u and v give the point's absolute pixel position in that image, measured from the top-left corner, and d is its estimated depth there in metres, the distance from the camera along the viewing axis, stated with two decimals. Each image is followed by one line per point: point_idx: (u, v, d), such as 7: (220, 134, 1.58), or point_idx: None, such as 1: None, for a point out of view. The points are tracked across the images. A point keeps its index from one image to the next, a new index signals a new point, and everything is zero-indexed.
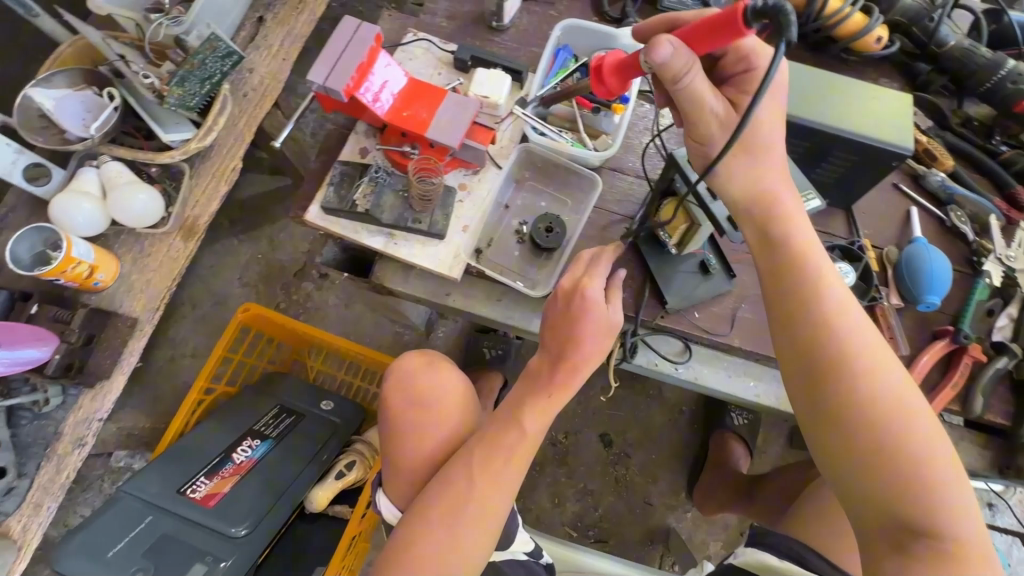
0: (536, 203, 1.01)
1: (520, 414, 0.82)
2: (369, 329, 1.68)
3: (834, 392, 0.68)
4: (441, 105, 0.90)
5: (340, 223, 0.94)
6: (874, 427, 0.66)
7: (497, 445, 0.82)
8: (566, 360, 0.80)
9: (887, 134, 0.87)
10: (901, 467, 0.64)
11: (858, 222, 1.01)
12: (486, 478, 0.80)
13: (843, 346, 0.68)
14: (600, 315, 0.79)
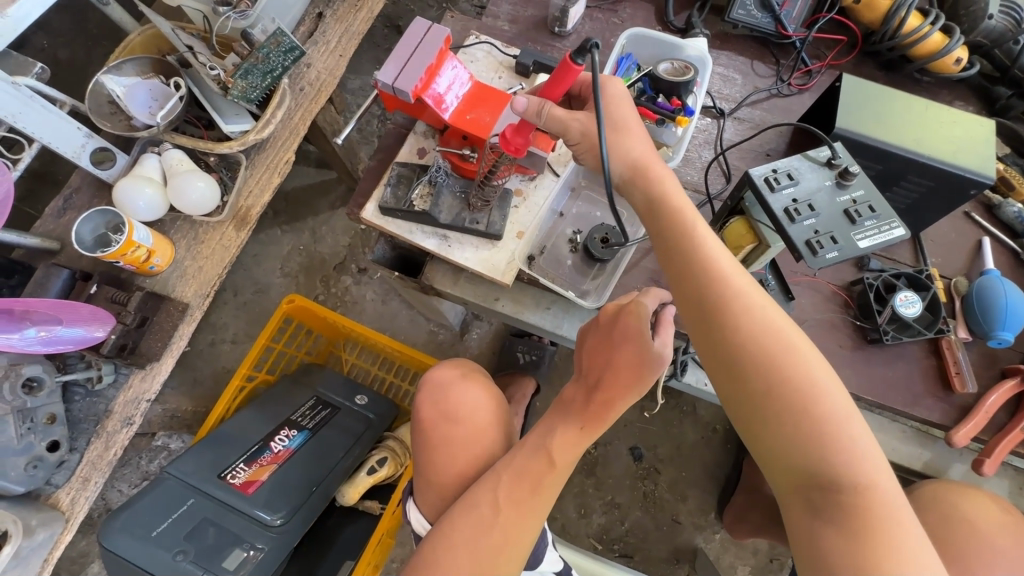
0: (591, 213, 0.99)
1: (549, 448, 0.83)
2: (404, 326, 1.69)
3: (724, 349, 0.71)
4: (505, 109, 0.89)
5: (395, 224, 0.94)
6: (761, 376, 0.68)
7: (528, 475, 0.82)
8: (603, 393, 0.81)
9: (966, 161, 0.84)
10: (798, 415, 0.66)
11: (925, 250, 0.97)
12: (515, 506, 0.81)
13: (721, 300, 0.71)
14: (641, 346, 0.77)
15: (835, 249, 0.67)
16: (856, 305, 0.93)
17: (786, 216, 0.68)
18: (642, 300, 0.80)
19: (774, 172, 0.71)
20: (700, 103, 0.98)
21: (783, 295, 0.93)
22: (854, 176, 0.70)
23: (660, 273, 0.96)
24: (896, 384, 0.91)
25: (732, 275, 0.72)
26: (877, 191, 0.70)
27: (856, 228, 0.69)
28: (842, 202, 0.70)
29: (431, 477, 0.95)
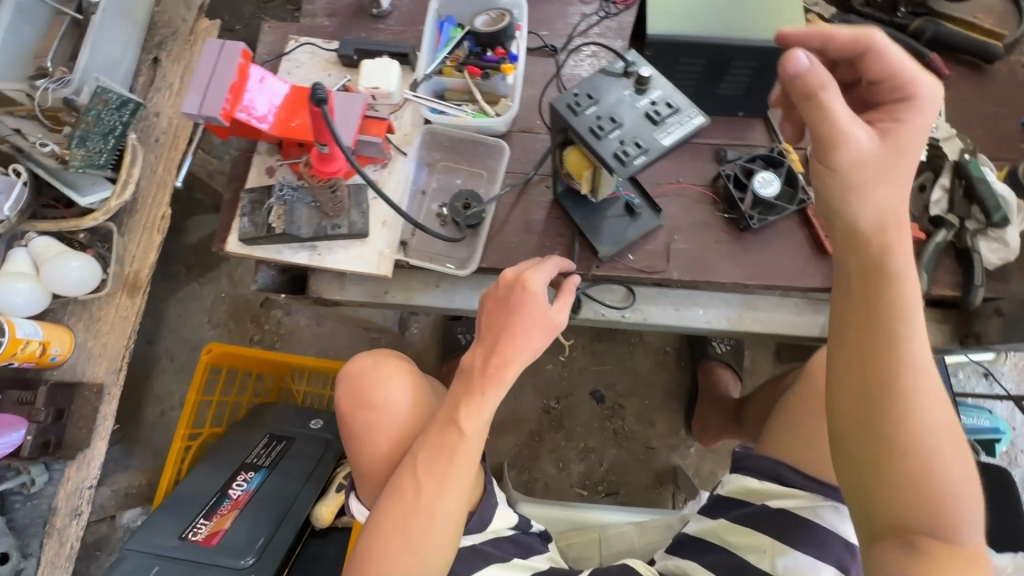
0: (452, 182, 0.99)
1: (455, 418, 0.82)
2: (346, 341, 1.69)
3: (858, 348, 0.63)
4: (329, 105, 0.88)
5: (262, 249, 0.94)
6: (903, 400, 0.61)
7: (442, 450, 0.82)
8: (498, 356, 0.82)
9: (775, 33, 0.86)
10: (925, 440, 0.60)
11: (777, 127, 0.99)
12: (435, 481, 0.81)
13: (890, 304, 0.62)
14: (530, 313, 0.81)
15: (642, 154, 0.65)
16: (722, 200, 0.95)
17: (591, 135, 0.67)
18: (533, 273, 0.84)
19: (576, 97, 0.70)
20: (522, 47, 0.97)
21: (651, 210, 0.95)
22: (648, 78, 0.69)
23: (531, 222, 0.96)
24: (776, 263, 0.93)
25: (907, 326, 0.61)
26: (671, 87, 0.69)
27: (659, 128, 0.67)
28: (644, 105, 0.69)
29: (368, 469, 0.97)
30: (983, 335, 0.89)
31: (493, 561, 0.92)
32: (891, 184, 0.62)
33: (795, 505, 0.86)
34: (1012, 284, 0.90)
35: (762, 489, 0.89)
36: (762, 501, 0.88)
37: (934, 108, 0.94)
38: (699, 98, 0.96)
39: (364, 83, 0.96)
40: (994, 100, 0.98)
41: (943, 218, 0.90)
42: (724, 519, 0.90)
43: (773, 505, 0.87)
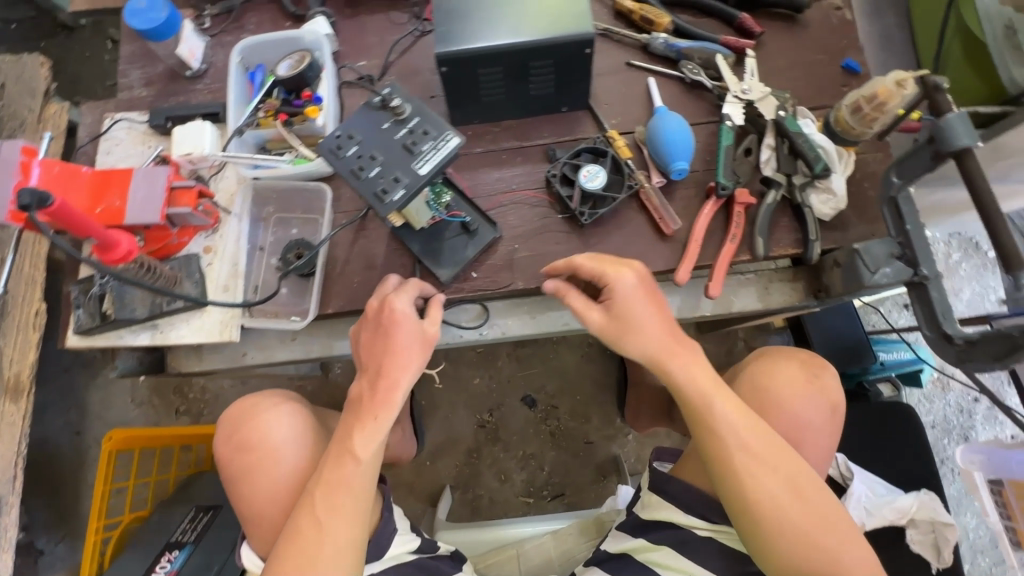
0: (288, 233, 0.98)
1: (349, 444, 0.76)
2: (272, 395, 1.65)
3: (708, 447, 0.73)
4: (132, 185, 0.86)
5: (103, 337, 0.92)
6: (754, 481, 0.70)
7: (338, 481, 0.75)
8: (383, 375, 0.77)
9: (561, 28, 0.84)
10: (792, 506, 0.69)
11: (603, 115, 0.98)
12: (336, 514, 0.74)
13: (706, 410, 0.73)
14: (406, 331, 0.77)
15: (401, 188, 0.64)
16: (558, 201, 0.94)
17: (353, 176, 0.66)
18: (397, 295, 0.80)
19: (338, 138, 0.69)
20: (328, 86, 0.96)
21: (487, 224, 0.93)
22: (403, 108, 0.68)
23: (372, 258, 0.94)
24: (620, 253, 0.92)
25: (727, 416, 0.72)
26: (427, 112, 0.68)
27: (416, 158, 0.66)
28: (404, 135, 0.68)
29: (257, 518, 0.86)
30: (831, 288, 0.88)
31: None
32: (635, 333, 0.75)
33: (724, 538, 0.81)
34: (850, 231, 0.89)
35: (689, 522, 0.83)
36: (690, 528, 0.83)
37: (746, 68, 0.94)
38: (516, 102, 0.95)
39: (177, 151, 0.93)
40: (812, 49, 0.98)
41: (771, 178, 0.89)
42: (644, 539, 0.86)
43: (702, 534, 0.83)
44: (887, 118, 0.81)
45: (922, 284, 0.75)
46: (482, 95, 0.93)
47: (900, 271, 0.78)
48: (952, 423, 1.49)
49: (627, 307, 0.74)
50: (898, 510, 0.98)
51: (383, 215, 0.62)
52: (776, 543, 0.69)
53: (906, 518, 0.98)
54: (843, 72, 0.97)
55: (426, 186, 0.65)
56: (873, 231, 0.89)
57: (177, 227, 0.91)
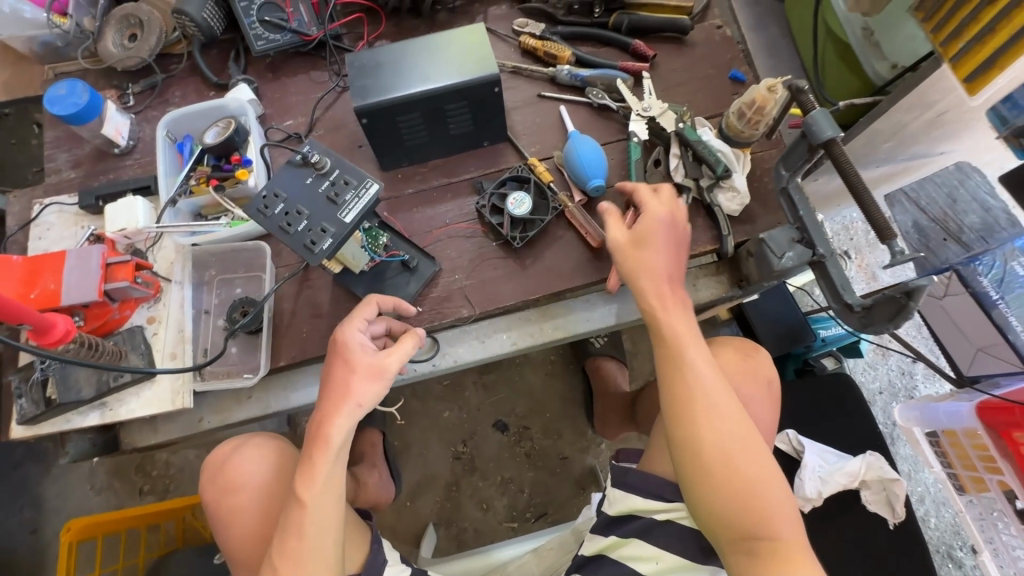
0: (233, 293, 0.99)
1: (296, 492, 0.69)
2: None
3: (676, 394, 0.75)
4: (65, 267, 0.86)
5: (50, 423, 0.90)
6: (709, 430, 0.73)
7: (289, 528, 0.68)
8: (327, 408, 0.70)
9: (467, 72, 0.91)
10: (743, 478, 0.71)
11: (522, 144, 1.05)
12: (291, 562, 0.67)
13: (680, 356, 0.76)
14: (352, 361, 0.71)
15: (329, 237, 0.68)
16: (490, 229, 0.99)
17: (282, 231, 0.70)
18: (348, 326, 0.75)
19: (264, 198, 0.72)
20: (255, 148, 1.00)
21: (427, 259, 0.98)
22: (323, 162, 0.72)
23: (318, 305, 0.97)
24: (554, 270, 0.97)
25: (700, 367, 0.75)
26: (345, 163, 0.73)
27: (340, 206, 0.71)
28: (326, 187, 0.72)
29: (241, 552, 0.84)
30: (749, 276, 0.96)
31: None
32: (641, 255, 0.79)
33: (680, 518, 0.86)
34: (758, 223, 0.97)
35: (649, 508, 0.87)
36: (650, 516, 0.87)
37: (644, 89, 1.03)
38: (439, 142, 1.01)
39: (110, 228, 0.94)
40: (701, 66, 1.08)
41: (681, 183, 0.96)
42: (615, 536, 0.89)
43: (660, 518, 0.87)
44: (769, 120, 0.91)
45: (821, 262, 0.83)
46: (405, 139, 0.98)
47: (802, 253, 0.85)
48: (896, 386, 1.58)
49: (650, 232, 0.80)
50: (849, 474, 1.05)
51: (314, 264, 0.65)
52: (708, 497, 0.72)
53: (857, 480, 1.05)
54: (731, 82, 1.07)
55: (352, 232, 0.69)
56: (778, 219, 0.97)
57: (117, 301, 0.92)
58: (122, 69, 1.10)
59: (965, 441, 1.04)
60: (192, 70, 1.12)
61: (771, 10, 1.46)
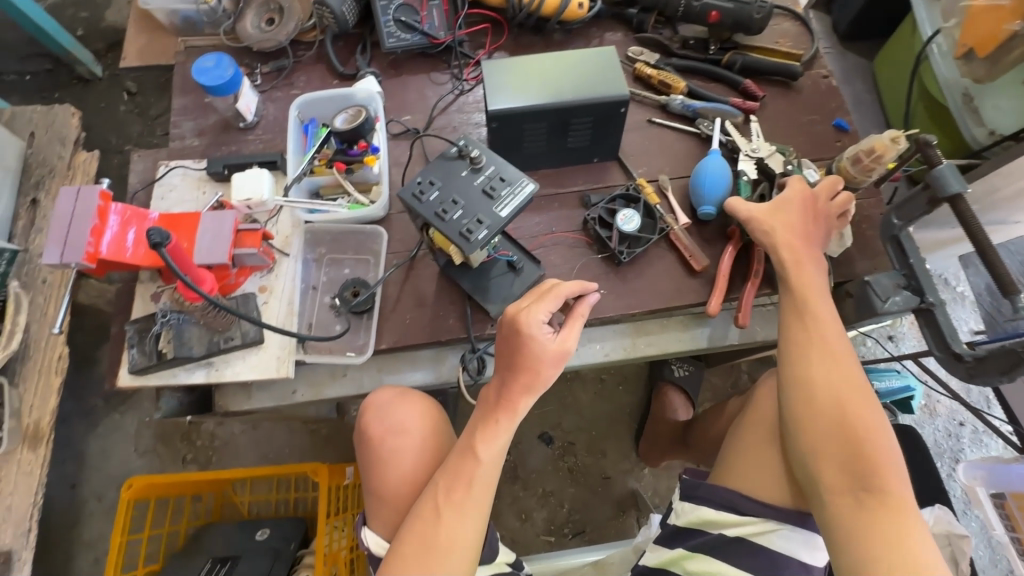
0: (341, 273, 1.02)
1: (472, 444, 0.73)
2: (285, 440, 1.60)
3: (798, 331, 0.82)
4: (200, 228, 0.90)
5: (156, 375, 0.93)
6: (823, 365, 0.78)
7: (459, 476, 0.72)
8: (516, 387, 0.72)
9: (598, 90, 0.95)
10: (861, 428, 0.74)
11: (630, 165, 1.09)
12: (455, 510, 0.71)
13: (805, 300, 0.84)
14: (540, 352, 0.70)
15: (483, 229, 0.75)
16: (595, 241, 1.02)
17: (438, 218, 0.77)
18: (532, 310, 0.71)
19: (419, 185, 0.79)
20: (382, 137, 1.04)
21: (532, 262, 0.99)
22: (480, 158, 0.80)
23: (423, 295, 0.99)
24: (653, 288, 1.00)
25: (821, 309, 0.83)
26: (502, 163, 0.80)
27: (495, 202, 0.77)
28: (480, 182, 0.79)
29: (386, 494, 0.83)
30: (844, 317, 0.99)
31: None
32: (781, 218, 0.88)
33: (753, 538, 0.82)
34: (857, 266, 1.00)
35: (720, 520, 0.84)
36: (719, 531, 0.84)
37: (752, 131, 1.07)
38: (554, 153, 1.05)
39: (237, 197, 0.97)
40: (807, 111, 1.12)
41: None
42: (683, 549, 0.86)
43: (731, 535, 0.83)
44: (882, 169, 0.94)
45: (929, 309, 0.86)
46: (525, 146, 1.03)
47: (908, 299, 0.88)
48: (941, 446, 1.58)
49: (786, 203, 0.89)
50: (918, 526, 1.04)
51: (471, 253, 0.72)
52: (811, 425, 0.75)
53: None
54: (834, 129, 1.11)
55: (504, 228, 0.76)
56: (876, 265, 1.00)
57: (236, 266, 0.95)
58: (256, 50, 1.16)
59: None
60: (319, 58, 1.17)
61: (856, 67, 1.52)
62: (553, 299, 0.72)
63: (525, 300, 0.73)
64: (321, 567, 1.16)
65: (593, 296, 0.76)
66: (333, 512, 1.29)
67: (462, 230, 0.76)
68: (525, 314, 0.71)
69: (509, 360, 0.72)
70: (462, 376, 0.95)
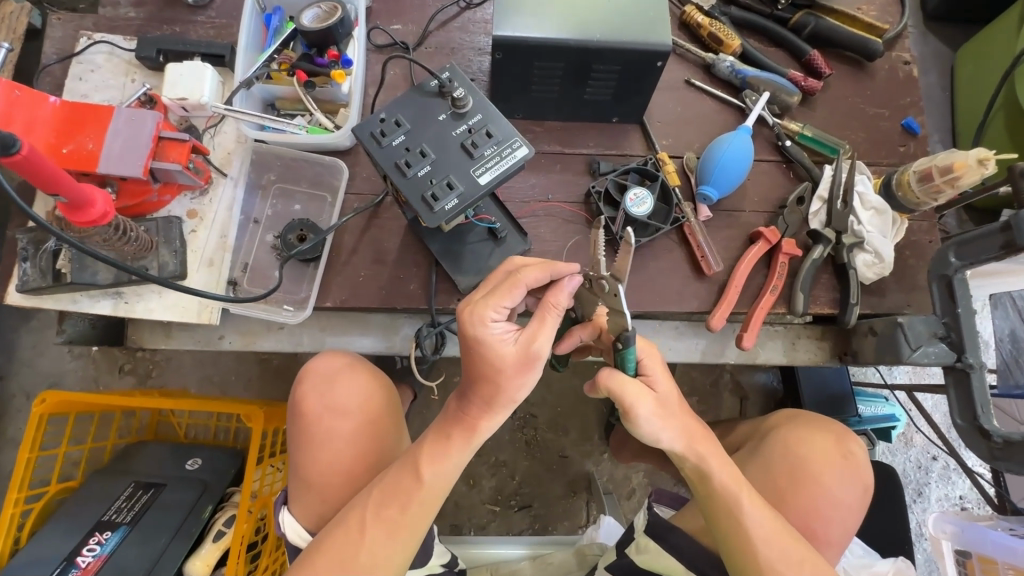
0: (290, 208, 0.86)
1: (417, 460, 0.63)
2: (229, 366, 1.31)
3: (731, 546, 0.66)
4: (109, 127, 0.72)
5: (52, 298, 0.78)
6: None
7: (395, 493, 0.62)
8: (474, 401, 0.59)
9: (636, 32, 0.76)
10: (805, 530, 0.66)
11: (654, 133, 0.90)
12: (383, 527, 0.62)
13: (736, 504, 0.66)
14: (495, 359, 0.56)
15: (452, 197, 0.60)
16: (596, 220, 0.86)
17: (398, 170, 0.62)
18: (482, 305, 0.57)
19: (382, 123, 0.63)
20: (358, 48, 0.84)
21: (517, 232, 0.84)
22: (465, 101, 0.63)
23: (383, 251, 0.83)
24: (652, 286, 0.85)
25: (755, 516, 0.65)
26: (493, 113, 0.63)
27: (474, 163, 0.62)
28: (459, 133, 0.63)
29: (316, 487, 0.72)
30: (859, 353, 0.87)
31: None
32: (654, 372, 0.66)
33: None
34: (887, 298, 0.87)
35: None
36: None
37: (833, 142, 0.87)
38: (566, 104, 0.86)
39: (170, 94, 0.79)
40: (874, 102, 0.93)
41: (821, 233, 0.84)
42: None
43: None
44: (956, 193, 0.78)
45: (965, 370, 0.73)
46: (532, 89, 0.84)
47: (943, 354, 0.76)
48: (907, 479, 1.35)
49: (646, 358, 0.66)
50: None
51: (432, 226, 0.58)
52: None
53: None
54: (901, 130, 0.93)
55: (479, 199, 0.61)
56: (910, 300, 0.87)
57: (158, 182, 0.78)
58: None
59: None
60: None
61: (933, 57, 1.31)
62: (509, 289, 0.57)
63: (477, 292, 0.59)
64: (245, 514, 0.93)
65: (570, 281, 0.59)
66: (268, 452, 1.08)
67: (427, 193, 0.61)
68: (471, 311, 0.57)
69: (466, 373, 0.59)
70: (413, 353, 0.81)
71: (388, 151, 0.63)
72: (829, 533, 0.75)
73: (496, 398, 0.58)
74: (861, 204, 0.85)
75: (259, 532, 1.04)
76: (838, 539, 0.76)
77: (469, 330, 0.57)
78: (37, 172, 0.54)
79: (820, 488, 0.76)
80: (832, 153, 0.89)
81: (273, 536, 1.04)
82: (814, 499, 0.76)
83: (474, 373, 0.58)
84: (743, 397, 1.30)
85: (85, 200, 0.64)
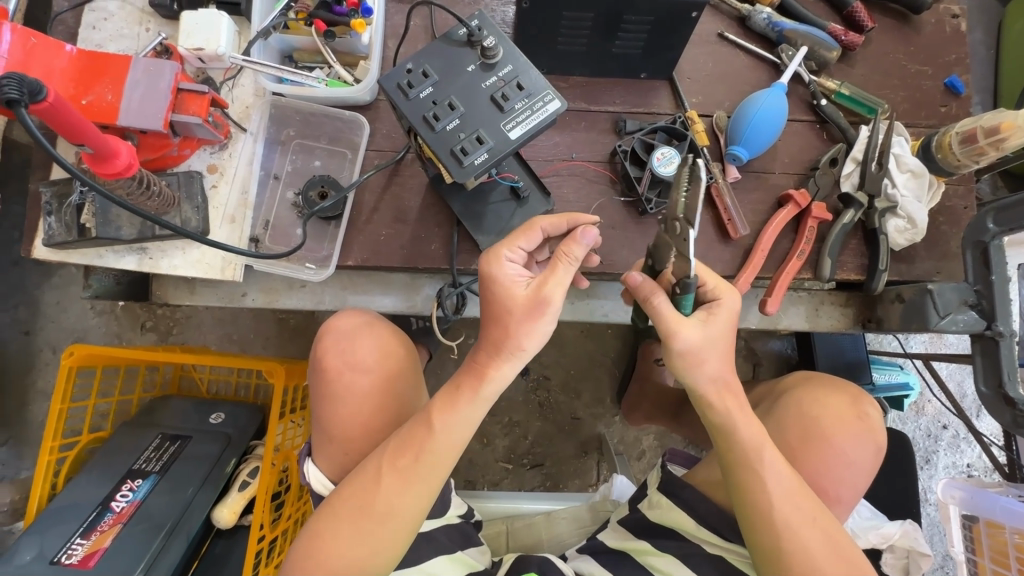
0: (310, 165, 0.85)
1: (428, 413, 0.63)
2: (248, 326, 1.32)
3: (748, 512, 0.65)
4: (128, 78, 0.71)
5: (79, 252, 0.78)
6: (803, 555, 0.63)
7: (409, 443, 0.63)
8: (484, 347, 0.61)
9: None
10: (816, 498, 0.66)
11: (684, 91, 0.87)
12: (395, 476, 0.63)
13: (759, 462, 0.65)
14: (505, 297, 0.60)
15: (482, 151, 0.61)
16: (620, 179, 0.84)
17: (426, 125, 0.62)
18: (500, 249, 0.63)
19: (408, 73, 0.64)
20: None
21: (540, 193, 0.82)
22: (493, 51, 0.63)
23: (405, 209, 0.83)
24: None
25: (780, 476, 0.65)
26: (522, 64, 0.64)
27: (505, 117, 0.63)
28: (488, 85, 0.64)
29: (336, 439, 0.73)
30: (884, 320, 0.86)
31: (443, 551, 0.78)
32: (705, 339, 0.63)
33: (733, 558, 0.76)
34: (916, 265, 0.85)
35: (699, 534, 0.78)
36: (699, 543, 0.78)
37: (868, 100, 0.84)
38: (594, 58, 0.83)
39: (187, 44, 0.77)
40: (918, 58, 0.89)
41: (853, 197, 0.81)
42: (648, 542, 0.81)
43: (710, 550, 0.77)
44: (997, 157, 0.76)
45: (994, 339, 0.73)
46: (560, 42, 0.80)
47: (973, 321, 0.74)
48: (916, 446, 1.33)
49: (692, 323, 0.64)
50: (881, 536, 0.90)
51: (461, 180, 0.60)
52: None
53: (886, 544, 0.90)
54: (943, 89, 0.88)
55: (508, 152, 0.62)
56: (940, 268, 0.85)
57: (179, 136, 0.77)
58: None
59: (1009, 540, 0.97)
60: None
61: (980, 12, 1.24)
62: (525, 236, 0.64)
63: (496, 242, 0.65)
64: (268, 466, 0.96)
65: (582, 231, 0.60)
66: (289, 408, 1.08)
67: (456, 147, 0.62)
68: (488, 253, 0.63)
69: (477, 316, 0.62)
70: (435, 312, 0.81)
71: (416, 103, 0.63)
72: (839, 491, 0.75)
73: (501, 340, 0.59)
74: (896, 166, 0.82)
75: (282, 483, 1.07)
76: (847, 498, 0.75)
77: (484, 270, 0.62)
78: (65, 122, 0.54)
79: (832, 449, 0.75)
80: (870, 113, 0.85)
81: (295, 487, 1.07)
82: (825, 461, 0.75)
83: (486, 314, 0.61)
84: (756, 363, 1.30)
85: (115, 151, 0.63)
